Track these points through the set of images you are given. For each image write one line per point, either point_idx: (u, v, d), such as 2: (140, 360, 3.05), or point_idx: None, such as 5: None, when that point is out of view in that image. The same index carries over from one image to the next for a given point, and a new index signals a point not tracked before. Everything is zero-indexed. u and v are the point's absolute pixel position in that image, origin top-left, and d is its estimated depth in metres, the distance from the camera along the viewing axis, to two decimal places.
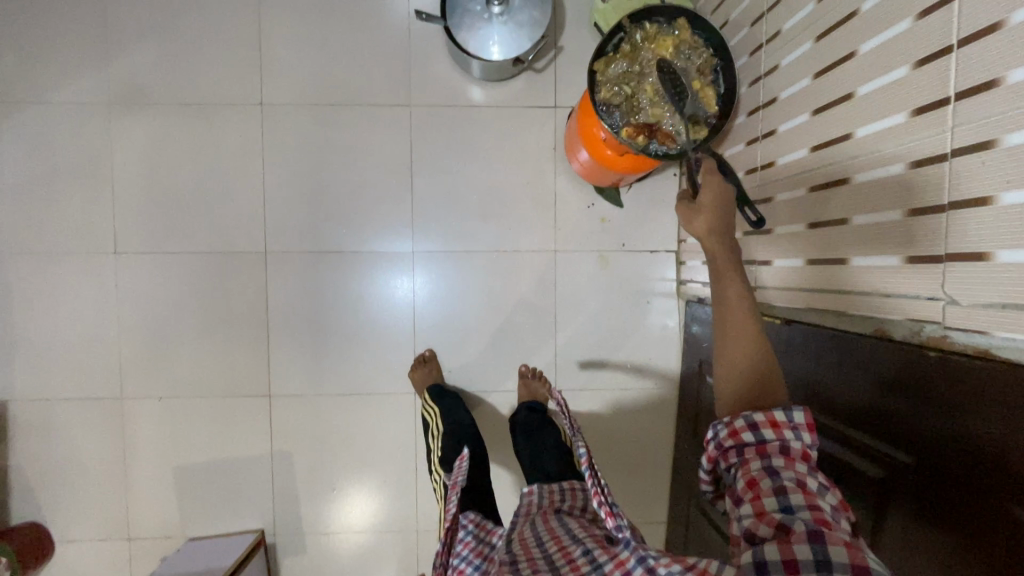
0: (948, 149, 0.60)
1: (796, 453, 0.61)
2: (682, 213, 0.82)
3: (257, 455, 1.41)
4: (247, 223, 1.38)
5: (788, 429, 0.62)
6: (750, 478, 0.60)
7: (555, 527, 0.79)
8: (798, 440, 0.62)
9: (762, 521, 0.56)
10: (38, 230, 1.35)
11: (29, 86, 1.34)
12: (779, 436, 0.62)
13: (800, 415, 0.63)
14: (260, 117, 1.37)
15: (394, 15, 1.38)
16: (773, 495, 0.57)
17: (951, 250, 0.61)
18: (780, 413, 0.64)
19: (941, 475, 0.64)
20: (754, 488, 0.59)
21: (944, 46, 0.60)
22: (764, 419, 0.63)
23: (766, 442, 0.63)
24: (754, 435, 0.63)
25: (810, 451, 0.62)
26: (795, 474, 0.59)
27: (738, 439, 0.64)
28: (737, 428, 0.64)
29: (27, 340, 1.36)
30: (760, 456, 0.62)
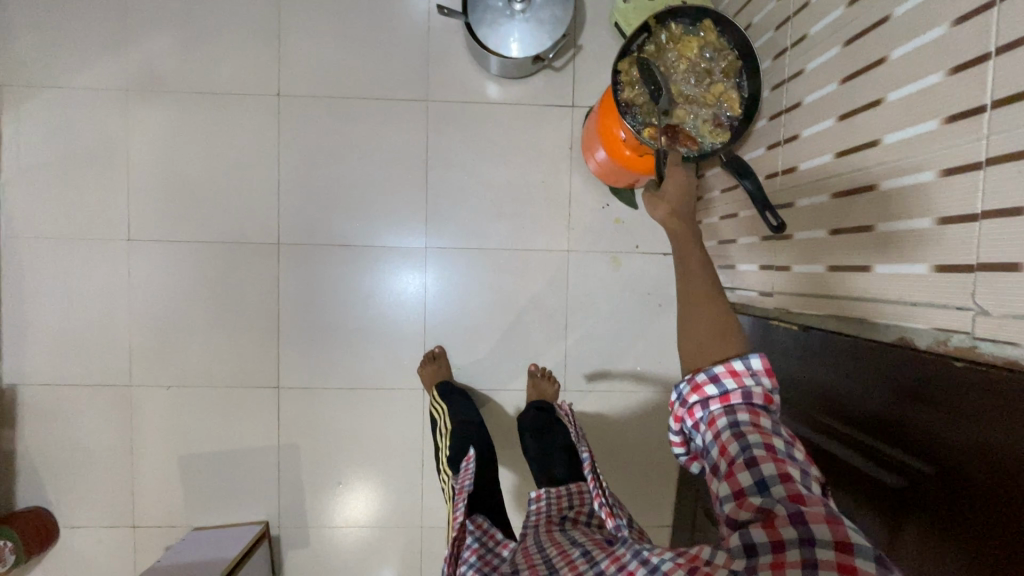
0: (982, 158, 0.59)
1: (757, 400, 0.63)
2: (648, 200, 0.84)
3: (263, 446, 1.41)
4: (261, 214, 1.38)
5: (746, 377, 0.63)
6: (722, 445, 0.61)
7: (559, 536, 0.78)
8: (758, 386, 0.63)
9: (744, 505, 0.55)
10: (52, 215, 1.35)
11: (48, 71, 1.34)
12: (741, 385, 0.64)
13: (756, 361, 0.64)
14: (277, 108, 1.37)
15: (414, 10, 1.37)
16: (746, 468, 0.57)
17: (981, 260, 0.60)
18: (737, 362, 0.65)
19: (960, 485, 0.63)
20: (727, 458, 0.60)
21: (981, 53, 0.60)
22: (724, 371, 0.64)
23: (728, 393, 0.64)
24: (716, 388, 0.64)
25: (770, 394, 0.64)
26: (763, 436, 0.59)
27: (703, 397, 0.65)
28: (700, 384, 0.65)
29: (38, 325, 1.36)
30: (725, 412, 0.63)
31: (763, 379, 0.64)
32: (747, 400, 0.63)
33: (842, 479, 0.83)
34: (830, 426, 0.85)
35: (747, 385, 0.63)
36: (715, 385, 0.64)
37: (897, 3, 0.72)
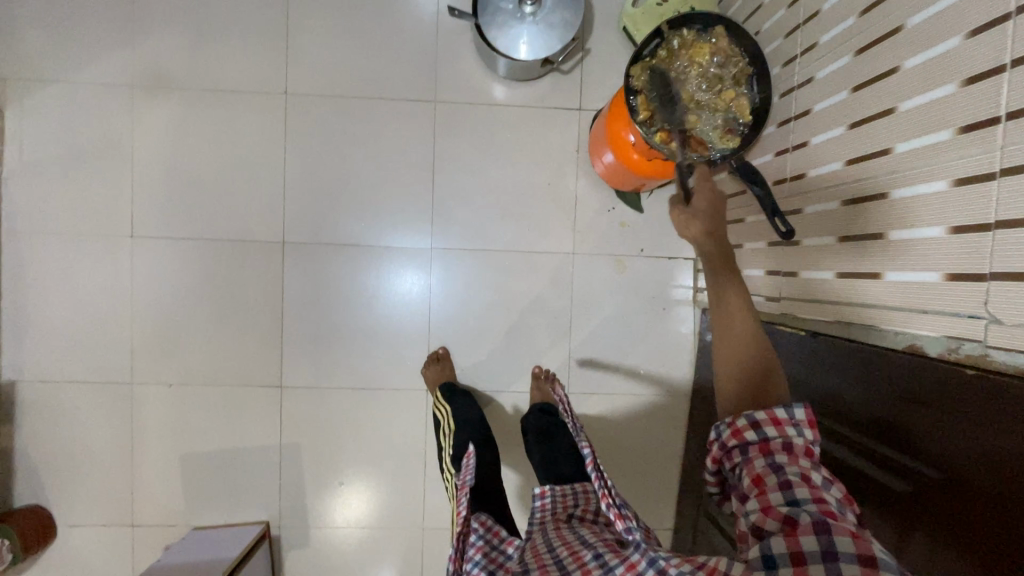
0: (997, 168, 0.60)
1: (800, 450, 0.62)
2: (678, 220, 0.76)
3: (265, 446, 1.40)
4: (266, 212, 1.38)
5: (790, 426, 0.63)
6: (756, 477, 0.61)
7: (566, 535, 0.79)
8: (800, 437, 0.62)
9: (768, 515, 0.56)
10: (55, 211, 1.34)
11: (53, 66, 1.33)
12: (782, 433, 0.63)
13: (801, 411, 0.63)
14: (284, 106, 1.36)
15: (422, 10, 1.37)
16: (779, 491, 0.58)
17: (994, 269, 0.61)
18: (781, 410, 0.64)
19: (967, 491, 0.64)
20: (760, 487, 0.60)
21: (996, 65, 0.60)
22: (766, 418, 0.63)
23: (770, 440, 0.63)
24: (756, 433, 0.63)
25: (813, 445, 0.63)
26: (800, 470, 0.59)
27: (743, 440, 0.63)
28: (740, 429, 0.64)
29: (40, 321, 1.35)
30: (764, 456, 0.62)
31: (807, 429, 0.63)
32: (788, 448, 0.62)
33: (847, 483, 0.84)
34: (835, 431, 0.86)
35: (789, 435, 0.62)
36: (756, 430, 0.63)
37: (910, 13, 0.73)
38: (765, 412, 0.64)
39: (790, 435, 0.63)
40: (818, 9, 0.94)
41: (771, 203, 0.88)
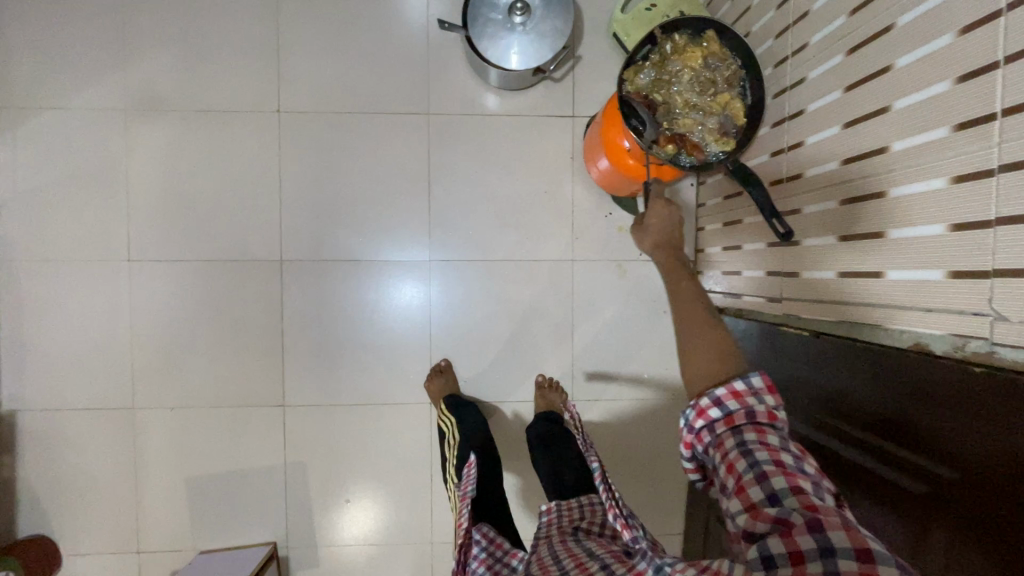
0: (995, 165, 0.60)
1: (762, 418, 0.66)
2: (636, 234, 0.95)
3: (269, 465, 1.39)
4: (263, 231, 1.37)
5: (749, 396, 0.67)
6: (730, 463, 0.63)
7: (572, 547, 0.77)
8: (760, 405, 0.67)
9: (757, 518, 0.55)
10: (51, 237, 1.34)
11: (45, 92, 1.33)
12: (743, 404, 0.67)
13: (758, 380, 0.68)
14: (278, 124, 1.36)
15: (412, 23, 1.38)
16: (757, 483, 0.58)
17: (997, 266, 0.60)
18: (738, 382, 0.69)
19: (983, 491, 0.64)
20: (735, 475, 0.61)
21: (989, 61, 0.60)
22: (726, 393, 0.68)
23: (733, 414, 0.67)
24: (720, 410, 0.68)
25: (775, 412, 0.67)
26: (770, 452, 0.61)
27: (709, 418, 0.69)
28: (704, 408, 0.69)
29: (39, 348, 1.34)
30: (732, 433, 0.66)
31: (766, 398, 0.67)
32: (751, 419, 0.66)
33: (862, 486, 0.83)
34: (847, 433, 0.86)
35: (749, 405, 0.67)
36: (719, 407, 0.68)
37: (900, 13, 0.73)
38: (725, 387, 0.70)
39: (751, 405, 0.67)
40: (808, 10, 0.94)
41: (770, 206, 0.92)
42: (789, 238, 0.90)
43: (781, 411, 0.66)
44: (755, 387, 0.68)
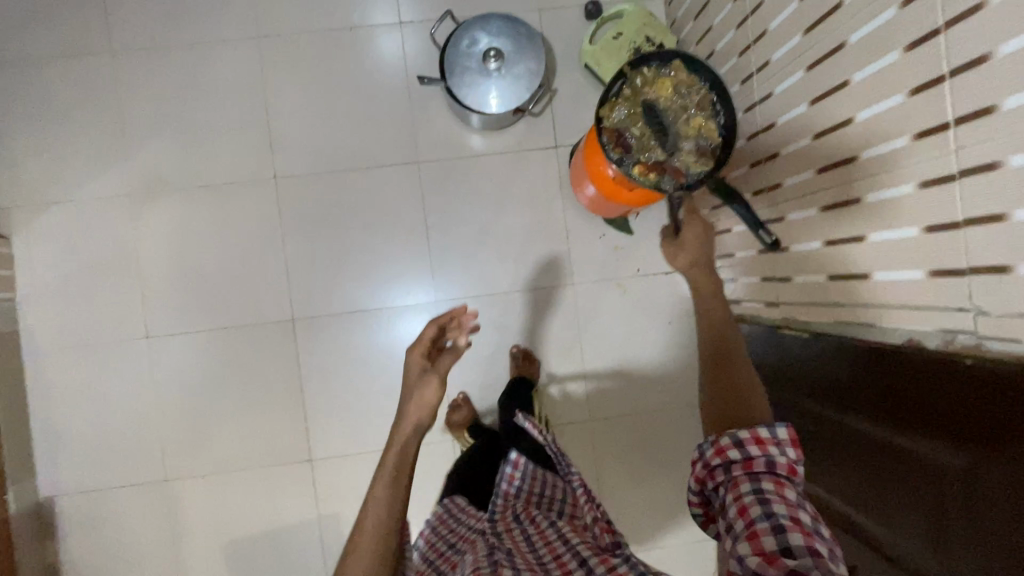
0: (956, 169, 0.64)
1: (783, 470, 0.67)
2: (669, 250, 1.00)
3: (304, 520, 1.42)
4: (273, 293, 1.42)
5: (772, 445, 0.69)
6: (744, 508, 0.65)
7: (538, 526, 0.86)
8: (782, 455, 0.68)
9: (772, 562, 0.58)
10: (71, 325, 1.39)
11: (53, 188, 1.39)
12: (765, 452, 0.69)
13: (783, 431, 0.69)
14: (276, 190, 1.42)
15: (393, 79, 1.44)
16: (772, 534, 0.61)
17: (971, 264, 0.64)
18: (763, 431, 0.70)
19: (987, 480, 0.65)
20: (747, 519, 0.63)
21: (936, 75, 0.65)
22: (750, 436, 0.69)
23: (753, 459, 0.68)
24: (740, 452, 0.69)
25: (795, 465, 0.69)
26: (788, 508, 0.63)
27: (726, 458, 0.70)
28: (724, 447, 0.71)
29: (70, 434, 1.38)
30: (749, 478, 0.67)
31: (789, 450, 0.69)
32: (770, 469, 0.68)
33: (873, 479, 0.85)
34: (854, 427, 0.88)
35: (772, 453, 0.68)
36: (739, 449, 0.70)
37: (850, 31, 0.78)
38: (749, 431, 0.71)
39: (773, 454, 0.69)
40: (766, 30, 0.99)
41: (754, 217, 0.95)
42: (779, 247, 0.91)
43: (802, 466, 0.68)
44: (779, 437, 0.70)
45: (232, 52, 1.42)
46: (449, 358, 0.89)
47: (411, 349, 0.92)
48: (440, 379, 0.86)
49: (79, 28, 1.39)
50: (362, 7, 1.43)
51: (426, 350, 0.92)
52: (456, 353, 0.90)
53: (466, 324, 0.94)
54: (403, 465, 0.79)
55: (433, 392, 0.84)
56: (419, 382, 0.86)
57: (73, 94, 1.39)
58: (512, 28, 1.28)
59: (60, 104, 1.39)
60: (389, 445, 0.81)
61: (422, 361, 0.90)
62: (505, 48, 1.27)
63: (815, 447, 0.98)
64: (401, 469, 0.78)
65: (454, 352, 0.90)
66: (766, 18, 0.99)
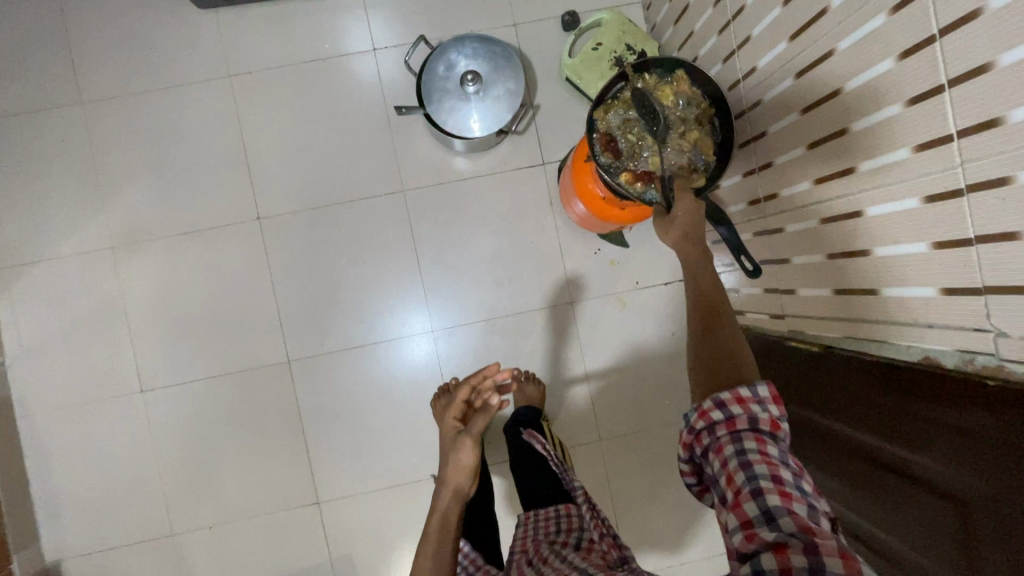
0: (963, 185, 0.61)
1: (766, 427, 0.64)
2: (658, 224, 0.91)
3: (316, 564, 1.38)
4: (266, 335, 1.39)
5: (754, 403, 0.65)
6: (728, 474, 0.60)
7: (548, 551, 0.84)
8: (764, 412, 0.64)
9: (750, 524, 0.55)
10: (63, 384, 1.36)
11: (33, 247, 1.36)
12: (747, 411, 0.65)
13: (764, 390, 0.66)
14: (261, 231, 1.39)
15: (371, 107, 1.40)
16: (753, 498, 0.57)
17: (987, 283, 0.61)
18: (745, 390, 0.66)
19: (1008, 509, 0.62)
20: (733, 486, 0.59)
21: (934, 85, 0.61)
22: (731, 397, 0.66)
23: (735, 418, 0.65)
24: (722, 413, 0.66)
25: (778, 422, 0.65)
26: (770, 466, 0.59)
27: (710, 421, 0.66)
28: (707, 410, 0.66)
29: (70, 495, 1.36)
30: (732, 439, 0.63)
31: (771, 406, 0.65)
32: (752, 426, 0.64)
33: (885, 498, 0.82)
34: (866, 445, 0.85)
35: (753, 411, 0.64)
36: (722, 410, 0.66)
37: (839, 37, 0.74)
38: (730, 392, 0.67)
39: (755, 412, 0.65)
40: (750, 35, 0.96)
41: (734, 244, 0.93)
42: (759, 275, 0.89)
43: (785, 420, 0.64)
44: (760, 395, 0.66)
45: (204, 92, 1.38)
46: (481, 415, 0.99)
47: (449, 412, 1.04)
48: (473, 440, 0.97)
49: (45, 81, 1.36)
50: (334, 35, 1.39)
51: (462, 411, 1.04)
52: (488, 412, 0.99)
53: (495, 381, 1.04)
54: (446, 527, 0.91)
55: (469, 454, 0.96)
56: (456, 443, 0.98)
57: (45, 148, 1.36)
58: (488, 49, 1.25)
59: (33, 160, 1.36)
60: (434, 509, 0.94)
61: (455, 424, 1.02)
62: (482, 69, 1.24)
63: (830, 464, 0.94)
64: (446, 527, 0.90)
65: (485, 411, 0.99)
66: (749, 23, 0.95)
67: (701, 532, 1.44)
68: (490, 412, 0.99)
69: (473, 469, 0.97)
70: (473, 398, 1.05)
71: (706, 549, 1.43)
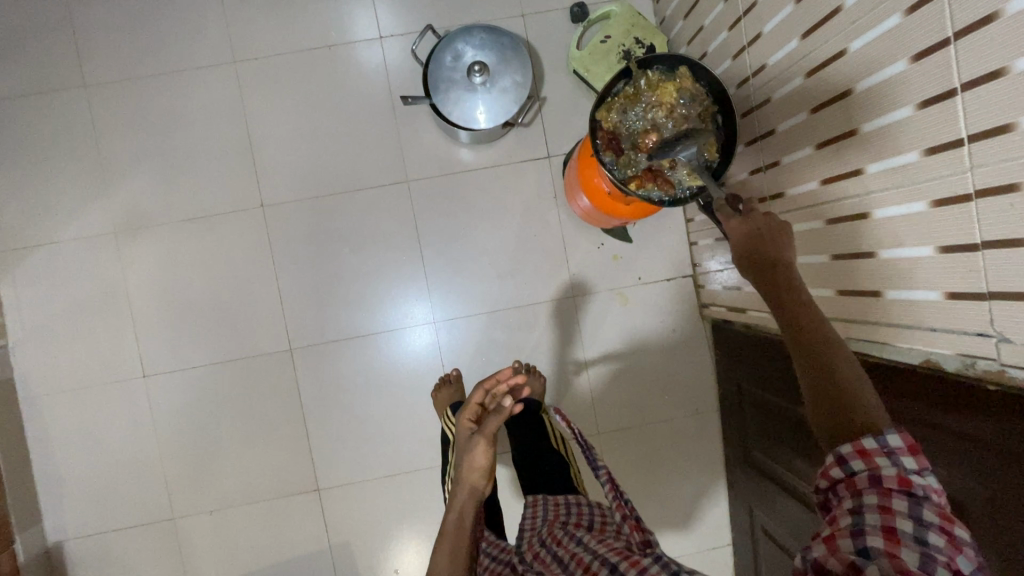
0: (971, 190, 0.61)
1: (891, 483, 0.58)
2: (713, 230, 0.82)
3: (316, 549, 1.40)
4: (270, 323, 1.39)
5: (879, 457, 0.59)
6: (835, 516, 0.60)
7: (562, 536, 0.85)
8: (893, 469, 0.59)
9: (834, 556, 0.56)
10: (65, 368, 1.37)
11: (36, 231, 1.35)
12: (870, 465, 0.60)
13: (895, 439, 0.59)
14: (264, 220, 1.39)
15: (376, 96, 1.39)
16: (850, 537, 0.57)
17: (991, 289, 0.61)
18: (868, 439, 0.61)
19: (1006, 512, 0.63)
20: (836, 526, 0.59)
21: (947, 88, 0.61)
22: (850, 450, 0.61)
23: (856, 475, 0.61)
24: (843, 469, 0.62)
25: (914, 477, 0.59)
26: (882, 516, 0.57)
27: (832, 478, 0.63)
28: (827, 466, 0.64)
29: (72, 479, 1.37)
30: (852, 495, 0.61)
31: (904, 461, 0.59)
32: (875, 482, 0.59)
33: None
34: None
35: (878, 467, 0.59)
36: (841, 465, 0.62)
37: (851, 37, 0.73)
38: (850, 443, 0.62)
39: (881, 467, 0.59)
40: (761, 32, 0.95)
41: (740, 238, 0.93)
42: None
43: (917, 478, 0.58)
44: (891, 446, 0.60)
45: (209, 78, 1.37)
46: (494, 417, 0.95)
47: (462, 414, 1.03)
48: (486, 440, 0.94)
49: (48, 63, 1.35)
50: (339, 23, 1.38)
51: (476, 414, 1.02)
52: (501, 412, 0.95)
53: (507, 384, 1.03)
54: (462, 525, 0.89)
55: (482, 454, 0.93)
56: (469, 444, 0.95)
57: (48, 130, 1.35)
58: (496, 39, 1.24)
59: (37, 143, 1.35)
60: (450, 505, 0.93)
61: (470, 425, 1.01)
62: (489, 61, 1.23)
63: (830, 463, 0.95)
64: (461, 531, 0.88)
65: (498, 412, 0.95)
66: (760, 20, 0.95)
67: (698, 526, 1.45)
68: (504, 412, 0.95)
69: (488, 468, 0.94)
70: (487, 401, 1.03)
71: (701, 544, 1.45)
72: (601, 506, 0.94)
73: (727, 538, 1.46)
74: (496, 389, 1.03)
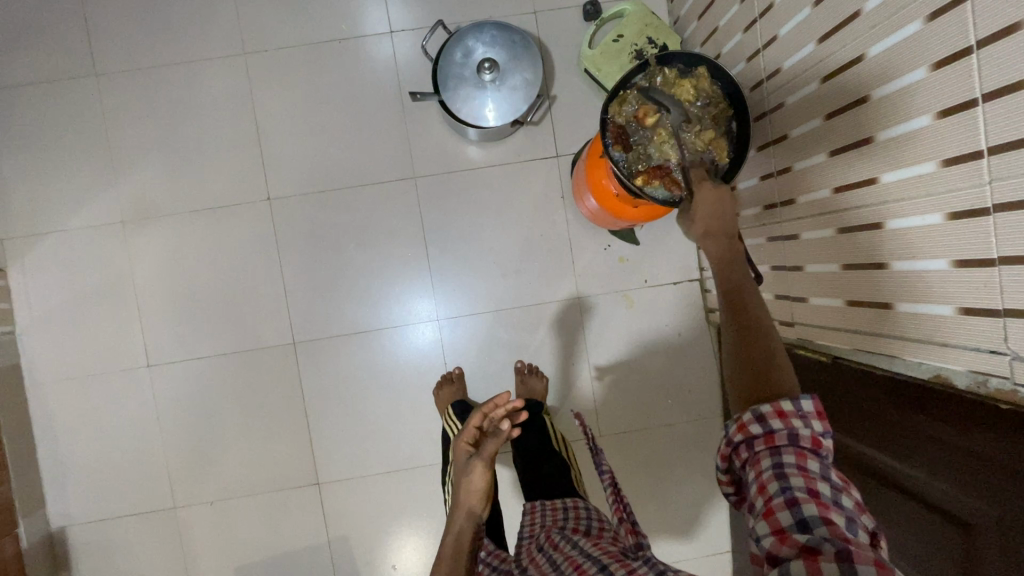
0: (989, 205, 0.59)
1: (807, 444, 0.59)
2: (682, 219, 0.85)
3: (315, 543, 1.40)
4: (273, 316, 1.39)
5: (796, 419, 0.59)
6: (762, 484, 0.57)
7: (557, 539, 0.84)
8: (807, 429, 0.59)
9: (785, 542, 0.52)
10: (71, 355, 1.38)
11: (45, 218, 1.36)
12: (788, 425, 0.60)
13: (808, 404, 0.61)
14: (271, 212, 1.38)
15: (385, 91, 1.39)
16: (787, 508, 0.53)
17: (1007, 307, 0.60)
18: (786, 402, 0.61)
19: (1013, 534, 0.62)
20: (765, 496, 0.56)
21: (967, 98, 0.59)
22: (771, 411, 0.60)
23: (775, 434, 0.60)
24: (762, 427, 0.61)
25: (822, 440, 0.60)
26: (807, 479, 0.55)
27: (748, 435, 0.61)
28: (745, 423, 0.62)
29: (76, 465, 1.38)
30: (770, 453, 0.59)
31: (815, 422, 0.60)
32: (794, 441, 0.59)
33: (891, 515, 0.82)
34: (871, 459, 0.84)
35: (796, 428, 0.59)
36: (761, 424, 0.61)
37: (871, 42, 0.71)
38: (771, 404, 0.61)
39: (797, 428, 0.59)
40: (777, 34, 0.93)
41: None
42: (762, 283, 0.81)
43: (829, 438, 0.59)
44: (803, 410, 0.61)
45: (218, 70, 1.37)
46: (492, 439, 0.94)
47: (460, 436, 0.98)
48: (483, 463, 0.94)
49: (60, 51, 1.35)
50: (351, 16, 1.37)
51: (474, 436, 0.97)
52: (498, 436, 0.93)
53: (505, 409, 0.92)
54: (459, 548, 0.90)
55: (480, 476, 0.94)
56: (467, 467, 0.95)
57: (58, 118, 1.36)
58: (507, 36, 1.23)
59: (47, 132, 1.36)
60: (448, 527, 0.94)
61: (468, 448, 0.97)
62: (499, 58, 1.22)
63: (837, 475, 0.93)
64: (459, 551, 0.90)
65: (496, 435, 0.93)
66: (776, 23, 0.93)
67: (699, 532, 1.44)
68: (501, 436, 0.93)
69: (485, 490, 0.96)
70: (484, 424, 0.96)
71: (701, 550, 1.44)
72: (599, 513, 0.95)
73: (727, 545, 1.45)
74: (493, 414, 0.92)
